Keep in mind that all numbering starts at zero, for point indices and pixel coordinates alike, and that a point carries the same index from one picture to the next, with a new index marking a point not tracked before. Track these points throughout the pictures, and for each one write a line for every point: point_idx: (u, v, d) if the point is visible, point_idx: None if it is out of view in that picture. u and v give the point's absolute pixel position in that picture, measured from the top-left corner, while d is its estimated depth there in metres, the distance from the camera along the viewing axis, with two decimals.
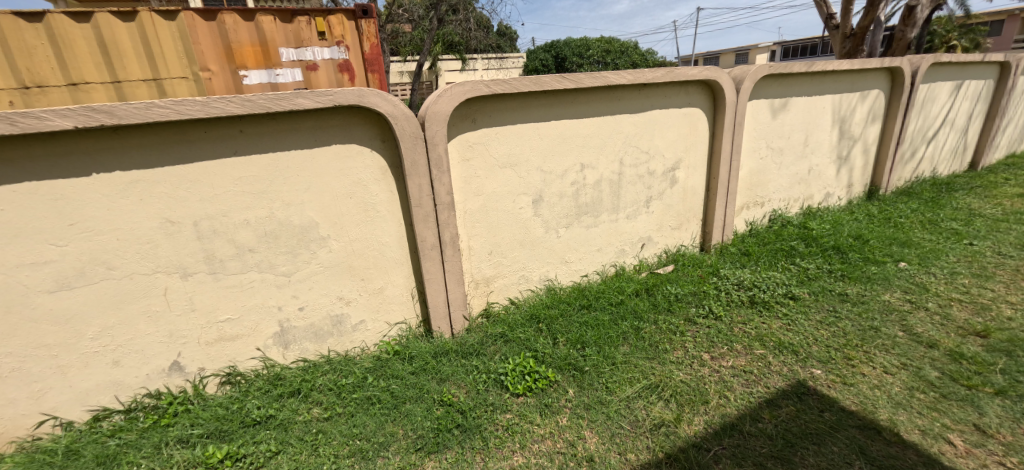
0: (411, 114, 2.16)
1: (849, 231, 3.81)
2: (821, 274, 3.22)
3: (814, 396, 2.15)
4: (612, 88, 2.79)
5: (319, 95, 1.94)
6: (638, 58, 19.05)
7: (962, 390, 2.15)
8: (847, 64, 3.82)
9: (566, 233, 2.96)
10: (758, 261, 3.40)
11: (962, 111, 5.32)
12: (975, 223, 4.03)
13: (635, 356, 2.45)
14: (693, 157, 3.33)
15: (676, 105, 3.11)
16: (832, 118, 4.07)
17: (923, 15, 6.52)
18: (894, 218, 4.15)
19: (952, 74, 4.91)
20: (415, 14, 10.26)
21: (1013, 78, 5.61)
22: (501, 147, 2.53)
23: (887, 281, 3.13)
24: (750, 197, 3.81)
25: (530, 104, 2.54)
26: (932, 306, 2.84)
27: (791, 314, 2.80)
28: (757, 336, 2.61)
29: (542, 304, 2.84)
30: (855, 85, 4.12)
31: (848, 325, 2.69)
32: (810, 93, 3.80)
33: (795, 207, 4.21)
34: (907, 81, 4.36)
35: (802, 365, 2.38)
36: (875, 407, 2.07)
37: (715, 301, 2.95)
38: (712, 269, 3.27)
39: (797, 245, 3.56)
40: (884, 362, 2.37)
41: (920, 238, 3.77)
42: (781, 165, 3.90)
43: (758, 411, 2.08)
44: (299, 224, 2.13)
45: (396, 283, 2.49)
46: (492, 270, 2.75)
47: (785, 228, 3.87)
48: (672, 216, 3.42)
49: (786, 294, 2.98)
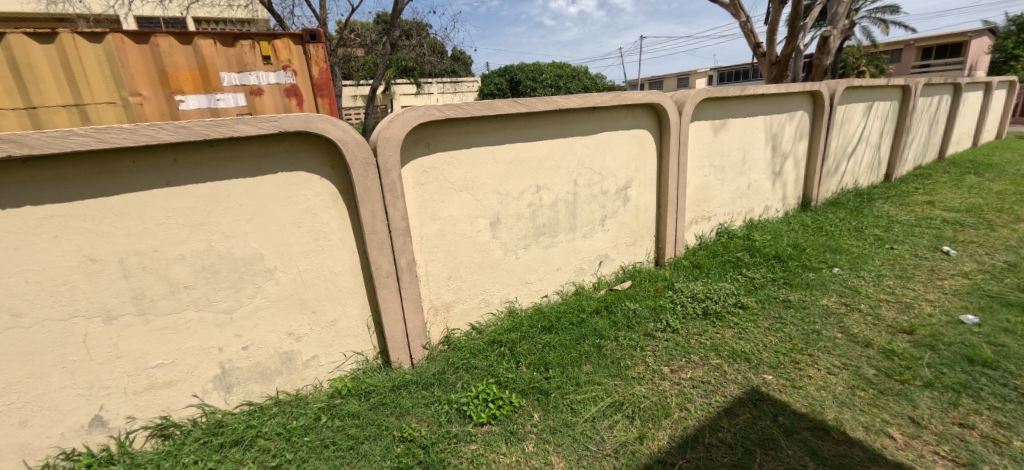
0: (362, 139, 2.11)
1: (788, 241, 4.08)
2: (765, 282, 3.41)
3: (768, 401, 2.24)
4: (564, 112, 2.88)
5: (263, 121, 1.85)
6: (589, 82, 19.83)
7: (896, 385, 2.31)
8: (774, 89, 4.17)
9: (525, 254, 2.97)
10: (709, 273, 3.55)
11: (874, 129, 5.91)
12: (894, 229, 4.43)
13: (597, 375, 2.45)
14: (643, 176, 3.47)
15: (624, 128, 3.25)
16: (765, 136, 4.38)
17: (836, 44, 7.27)
18: (825, 227, 4.49)
19: (863, 96, 5.46)
20: (367, 38, 10.22)
21: (914, 99, 6.32)
22: (457, 171, 2.53)
23: (824, 286, 3.36)
24: (697, 212, 4.00)
25: (484, 128, 2.57)
26: (864, 307, 3.07)
27: (741, 323, 2.92)
28: (712, 346, 2.70)
29: (503, 327, 2.80)
30: (783, 107, 4.48)
31: (793, 330, 2.84)
32: (743, 114, 4.09)
33: (738, 220, 4.46)
34: (827, 102, 4.80)
35: (755, 372, 2.48)
36: (822, 408, 2.18)
37: (672, 314, 3.03)
38: (667, 283, 3.38)
39: (743, 256, 3.75)
40: (828, 363, 2.52)
41: (849, 245, 4.09)
42: (723, 181, 4.14)
43: (717, 420, 2.13)
44: (242, 256, 2.00)
45: (351, 314, 2.38)
46: (451, 295, 2.70)
47: (732, 240, 4.08)
48: (626, 234, 3.52)
49: (736, 303, 3.12)
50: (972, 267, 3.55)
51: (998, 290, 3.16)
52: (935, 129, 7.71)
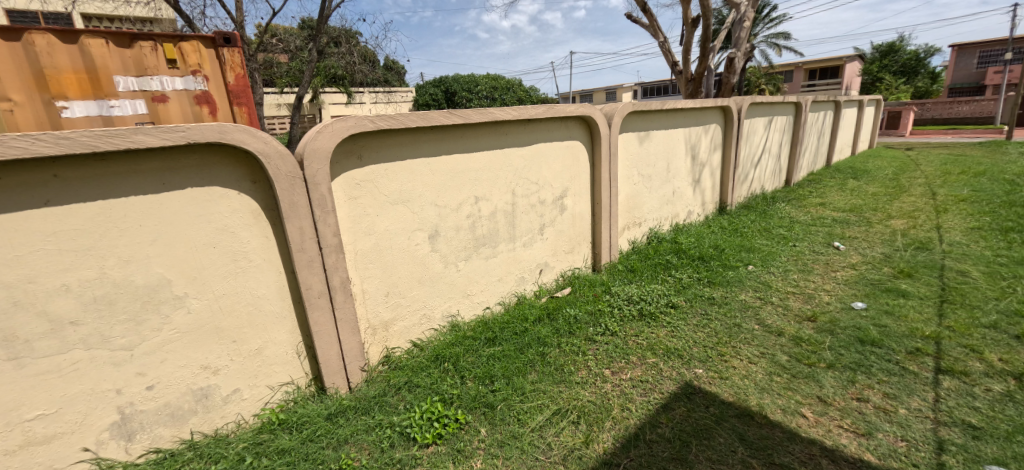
0: (287, 152, 1.97)
1: (709, 243, 4.42)
2: (692, 282, 3.66)
3: (700, 394, 2.38)
4: (501, 123, 2.91)
5: (168, 131, 1.67)
6: (523, 94, 20.30)
7: (805, 368, 2.57)
8: (691, 103, 4.53)
9: (466, 266, 2.94)
10: (642, 275, 3.74)
11: (775, 140, 6.62)
12: (796, 228, 4.97)
13: (543, 383, 2.47)
14: (578, 185, 3.59)
15: (558, 139, 3.35)
16: (685, 147, 4.74)
17: (740, 64, 8.09)
18: (740, 229, 4.93)
19: (764, 111, 6.10)
20: (291, 44, 9.68)
21: (804, 114, 7.19)
22: (392, 183, 2.45)
23: (742, 282, 3.67)
24: (629, 218, 4.20)
25: (419, 139, 2.52)
26: (776, 300, 3.40)
27: (673, 322, 3.10)
28: (648, 346, 2.83)
29: (445, 342, 2.73)
30: (699, 120, 4.88)
31: (718, 325, 3.06)
32: (665, 126, 4.39)
33: (666, 225, 4.75)
34: (735, 116, 5.30)
35: (687, 367, 2.63)
36: (746, 395, 2.36)
37: (610, 317, 3.14)
38: (604, 287, 3.51)
39: (671, 258, 4.00)
40: (748, 353, 2.74)
41: (760, 244, 4.52)
42: (651, 189, 4.40)
43: (656, 417, 2.23)
44: (143, 283, 1.77)
45: (278, 340, 2.19)
46: (390, 313, 2.59)
47: (661, 244, 4.33)
48: (564, 241, 3.61)
49: (667, 304, 3.31)
50: (858, 259, 4.07)
51: (879, 278, 3.65)
52: (822, 140, 8.80)
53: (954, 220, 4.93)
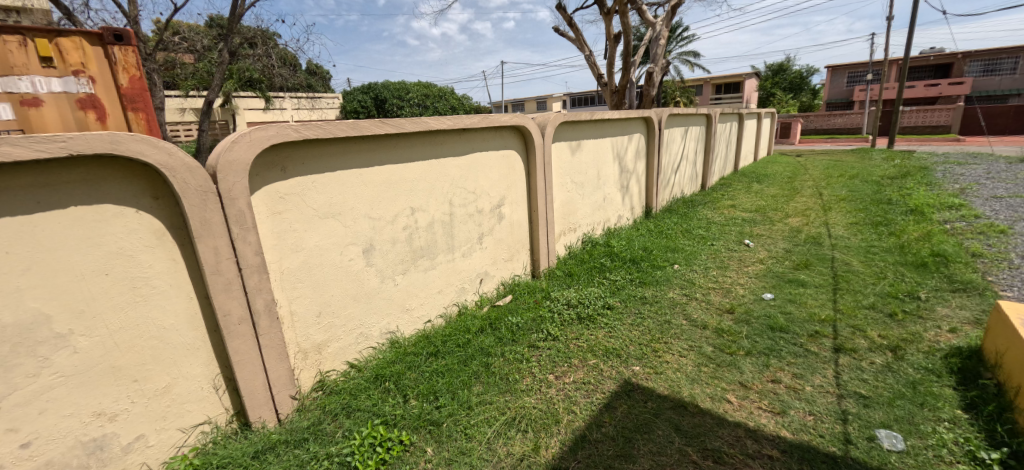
0: (197, 164, 1.78)
1: (639, 245, 4.68)
2: (625, 283, 3.84)
3: (638, 390, 2.50)
4: (435, 133, 2.87)
5: (44, 141, 1.43)
6: (455, 102, 20.24)
7: (728, 357, 2.80)
8: (617, 114, 4.80)
9: (404, 280, 2.83)
10: (578, 279, 3.86)
11: (690, 148, 7.21)
12: (712, 228, 5.43)
13: (488, 394, 2.44)
14: (515, 193, 3.63)
15: (494, 148, 3.37)
16: (612, 155, 4.99)
17: (658, 78, 8.73)
18: (664, 231, 5.28)
19: (680, 122, 6.62)
20: (197, 43, 8.79)
21: (714, 125, 7.91)
22: (321, 196, 2.30)
23: (669, 281, 3.92)
24: (564, 225, 4.32)
25: (349, 150, 2.40)
26: (700, 295, 3.67)
27: (610, 323, 3.23)
28: (588, 348, 2.92)
29: (385, 361, 2.61)
30: (624, 129, 5.17)
31: (650, 323, 3.24)
32: (594, 135, 4.60)
33: (598, 229, 4.96)
34: (656, 126, 5.70)
35: (625, 365, 2.75)
36: (679, 387, 2.52)
37: (551, 323, 3.20)
38: (543, 293, 3.57)
39: (605, 261, 4.18)
40: (679, 347, 2.93)
41: (683, 244, 4.87)
42: (583, 195, 4.57)
43: (600, 416, 2.29)
44: (12, 322, 1.48)
45: (190, 375, 1.95)
46: (322, 335, 2.42)
47: (595, 248, 4.51)
48: (503, 249, 3.62)
49: (604, 305, 3.44)
50: (765, 255, 4.53)
51: (782, 271, 4.09)
52: (730, 148, 9.75)
53: (837, 216, 5.68)
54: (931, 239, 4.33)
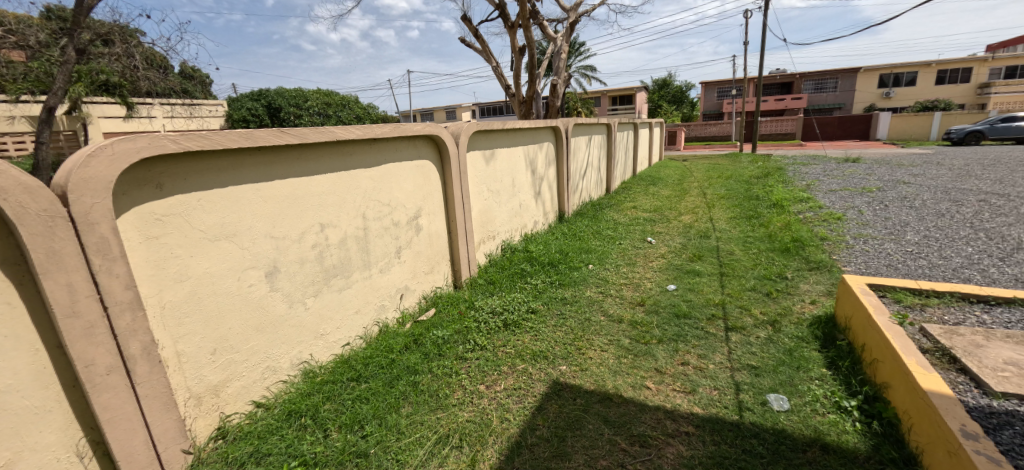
0: (39, 184, 1.44)
1: (555, 248, 4.86)
2: (546, 286, 3.95)
3: (567, 389, 2.57)
4: (344, 144, 2.69)
5: None
6: (359, 112, 19.31)
7: (644, 346, 3.01)
8: (526, 123, 4.95)
9: (315, 302, 2.59)
10: (501, 286, 3.88)
11: (594, 155, 7.71)
12: (619, 229, 5.85)
13: (418, 414, 2.33)
14: (431, 204, 3.55)
15: (407, 159, 3.26)
16: (525, 163, 5.13)
17: (561, 89, 9.24)
18: (577, 233, 5.55)
19: (583, 130, 7.06)
20: (31, 38, 7.45)
21: (613, 133, 8.55)
22: (210, 216, 2.02)
23: (586, 280, 4.13)
24: (484, 233, 4.32)
25: (243, 163, 2.14)
26: (614, 292, 3.92)
27: (535, 326, 3.29)
28: (516, 353, 2.94)
29: (298, 395, 2.35)
30: (534, 138, 5.36)
31: (573, 322, 3.37)
32: (506, 144, 4.70)
33: (516, 235, 5.05)
34: (563, 135, 6.00)
35: (552, 366, 2.82)
36: (604, 380, 2.65)
37: (477, 332, 3.16)
38: (467, 303, 3.52)
39: (525, 266, 4.27)
40: (600, 343, 3.09)
41: (595, 245, 5.17)
42: (500, 203, 4.62)
43: (533, 420, 2.31)
44: None
45: (41, 446, 1.56)
46: (220, 374, 2.11)
47: (514, 254, 4.58)
48: (423, 262, 3.50)
49: (528, 310, 3.50)
50: (665, 250, 4.99)
51: (681, 263, 4.54)
52: (628, 154, 10.62)
53: (719, 212, 6.48)
54: (790, 227, 5.13)
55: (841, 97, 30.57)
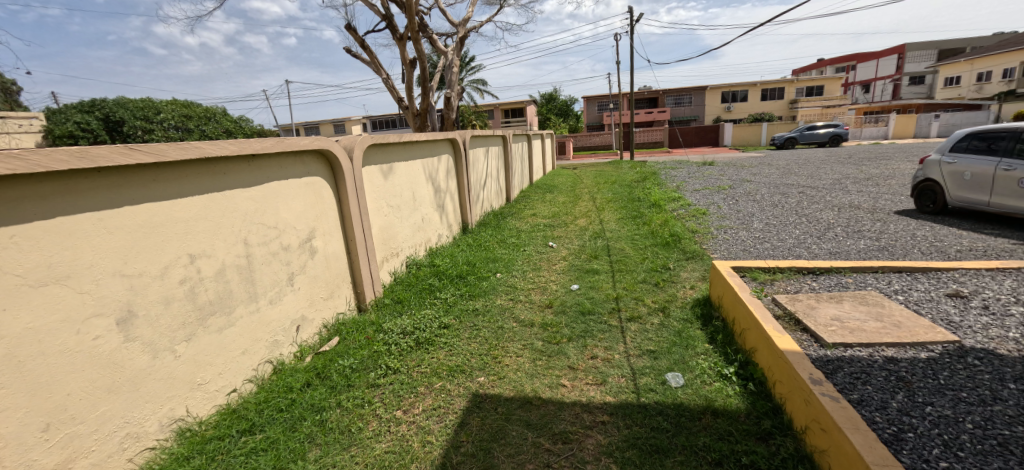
0: None
1: (462, 260, 4.83)
2: (456, 299, 3.90)
3: (487, 400, 2.56)
4: (215, 162, 2.36)
5: None
6: (228, 125, 17.18)
7: (556, 346, 3.14)
8: (423, 136, 4.87)
9: (190, 347, 2.21)
10: (409, 305, 3.72)
11: (492, 167, 7.87)
12: (522, 236, 6.05)
13: (329, 456, 2.10)
14: (326, 224, 3.27)
15: (294, 176, 2.97)
16: (424, 176, 5.03)
17: (454, 102, 9.31)
18: (482, 243, 5.60)
19: (480, 143, 7.18)
20: None
21: (508, 145, 8.83)
22: (32, 256, 1.60)
23: (495, 289, 4.17)
24: (386, 250, 4.12)
25: (78, 187, 1.75)
26: (523, 297, 4.02)
27: (449, 341, 3.21)
28: (432, 372, 2.84)
29: (173, 461, 1.96)
30: (432, 151, 5.29)
31: (486, 332, 3.37)
32: (404, 158, 4.56)
33: (421, 251, 4.90)
34: (461, 147, 6.02)
35: (470, 379, 2.78)
36: (522, 385, 2.69)
37: (388, 356, 2.99)
38: (374, 327, 3.31)
39: (433, 282, 4.16)
40: (515, 348, 3.13)
41: (501, 253, 5.26)
42: (401, 218, 4.45)
43: (457, 437, 2.25)
44: None
45: None
46: (59, 454, 1.67)
47: (420, 270, 4.44)
48: (320, 287, 3.20)
49: (440, 326, 3.41)
50: (565, 253, 5.28)
51: (581, 264, 4.84)
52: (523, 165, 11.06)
53: (608, 214, 7.07)
54: (668, 224, 5.81)
55: (693, 111, 35.77)
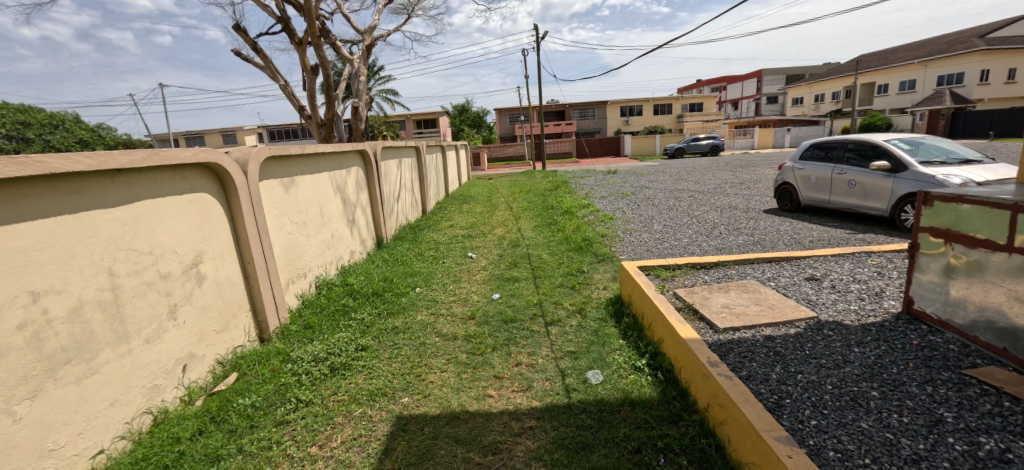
0: None
1: (378, 277, 4.60)
2: (373, 318, 3.69)
3: (413, 421, 2.45)
4: (66, 179, 1.98)
5: None
6: (83, 135, 14.57)
7: (481, 357, 3.12)
8: (329, 147, 4.59)
9: (37, 406, 1.80)
10: (321, 329, 3.44)
11: (406, 179, 7.66)
12: (440, 248, 5.95)
13: None
14: (215, 246, 2.91)
15: (173, 193, 2.60)
16: (332, 190, 4.73)
17: (362, 112, 8.94)
18: (399, 258, 5.40)
19: (392, 154, 6.96)
20: None
21: (421, 157, 8.68)
22: None
23: (415, 305, 4.04)
24: (292, 271, 3.78)
25: None
26: (444, 311, 3.94)
27: (368, 364, 3.03)
28: (350, 399, 2.65)
29: None
30: (339, 163, 5.00)
31: (407, 350, 3.25)
32: (307, 170, 4.24)
33: (331, 269, 4.58)
34: (371, 159, 5.78)
35: (393, 401, 2.64)
36: (448, 401, 2.62)
37: (298, 387, 2.73)
38: (281, 357, 3.00)
39: (347, 302, 3.90)
40: (439, 364, 3.05)
41: (419, 267, 5.11)
42: (307, 236, 4.12)
43: (381, 465, 2.12)
44: None
45: None
46: None
47: (331, 291, 4.14)
48: (212, 318, 2.83)
49: (357, 348, 3.20)
50: (485, 262, 5.31)
51: (501, 273, 4.89)
52: (439, 176, 10.95)
53: (525, 223, 7.27)
54: (580, 229, 6.13)
55: (596, 124, 38.44)
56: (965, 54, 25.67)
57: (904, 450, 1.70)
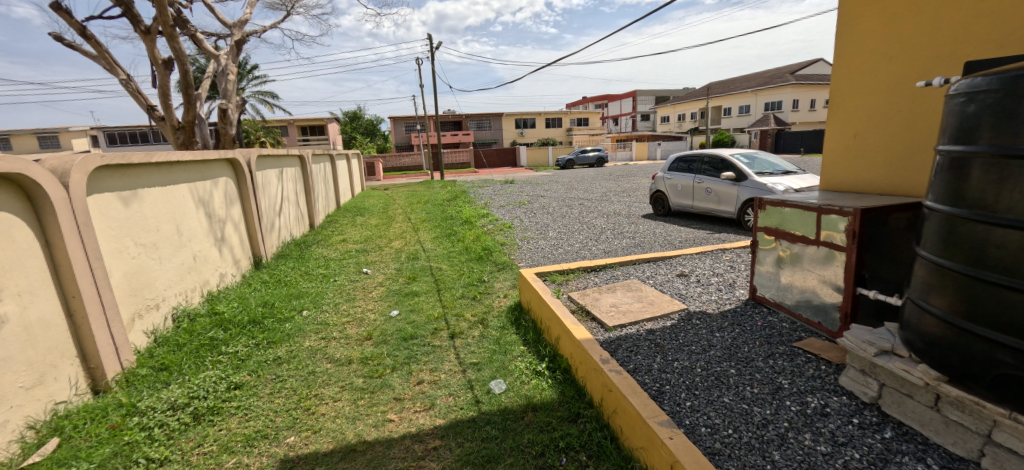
0: None
1: (255, 302, 4.08)
2: (250, 350, 3.26)
3: (301, 462, 2.20)
4: None
5: None
6: None
7: (379, 380, 2.94)
8: (189, 155, 3.99)
9: None
10: (181, 369, 2.93)
11: (290, 190, 6.99)
12: (331, 265, 5.50)
13: None
14: (22, 280, 2.31)
15: None
16: (193, 204, 4.09)
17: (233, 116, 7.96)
18: (282, 279, 4.86)
19: (271, 163, 6.30)
20: None
21: (307, 166, 7.99)
22: None
23: (301, 330, 3.66)
24: (139, 303, 3.16)
25: None
26: (336, 334, 3.63)
27: (243, 404, 2.66)
28: (221, 448, 2.29)
29: None
30: (202, 173, 4.36)
31: (293, 381, 2.93)
32: (158, 182, 3.62)
33: (194, 297, 3.94)
34: (244, 168, 5.15)
35: (276, 443, 2.35)
36: (343, 433, 2.42)
37: (150, 444, 2.28)
38: (124, 409, 2.47)
39: (216, 334, 3.38)
40: (331, 394, 2.80)
41: (306, 287, 4.66)
42: (159, 259, 3.49)
43: None
44: None
45: None
46: None
47: (194, 322, 3.55)
48: (20, 371, 2.23)
49: (229, 387, 2.79)
50: (382, 278, 5.04)
51: (399, 288, 4.69)
52: (329, 186, 10.20)
53: (424, 234, 7.10)
54: (479, 239, 6.18)
55: (492, 134, 39.42)
56: (781, 86, 31.83)
57: (756, 416, 2.00)
